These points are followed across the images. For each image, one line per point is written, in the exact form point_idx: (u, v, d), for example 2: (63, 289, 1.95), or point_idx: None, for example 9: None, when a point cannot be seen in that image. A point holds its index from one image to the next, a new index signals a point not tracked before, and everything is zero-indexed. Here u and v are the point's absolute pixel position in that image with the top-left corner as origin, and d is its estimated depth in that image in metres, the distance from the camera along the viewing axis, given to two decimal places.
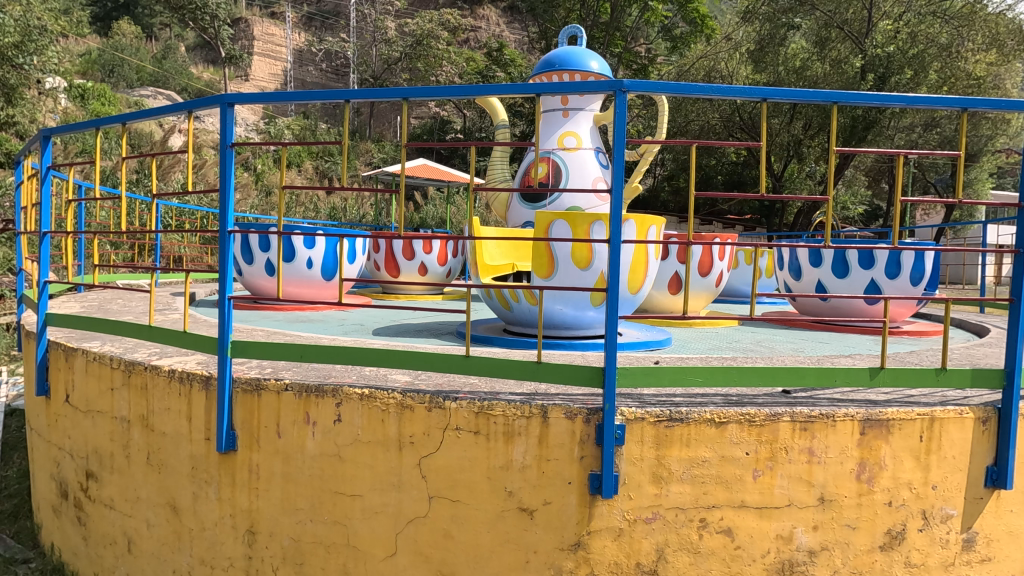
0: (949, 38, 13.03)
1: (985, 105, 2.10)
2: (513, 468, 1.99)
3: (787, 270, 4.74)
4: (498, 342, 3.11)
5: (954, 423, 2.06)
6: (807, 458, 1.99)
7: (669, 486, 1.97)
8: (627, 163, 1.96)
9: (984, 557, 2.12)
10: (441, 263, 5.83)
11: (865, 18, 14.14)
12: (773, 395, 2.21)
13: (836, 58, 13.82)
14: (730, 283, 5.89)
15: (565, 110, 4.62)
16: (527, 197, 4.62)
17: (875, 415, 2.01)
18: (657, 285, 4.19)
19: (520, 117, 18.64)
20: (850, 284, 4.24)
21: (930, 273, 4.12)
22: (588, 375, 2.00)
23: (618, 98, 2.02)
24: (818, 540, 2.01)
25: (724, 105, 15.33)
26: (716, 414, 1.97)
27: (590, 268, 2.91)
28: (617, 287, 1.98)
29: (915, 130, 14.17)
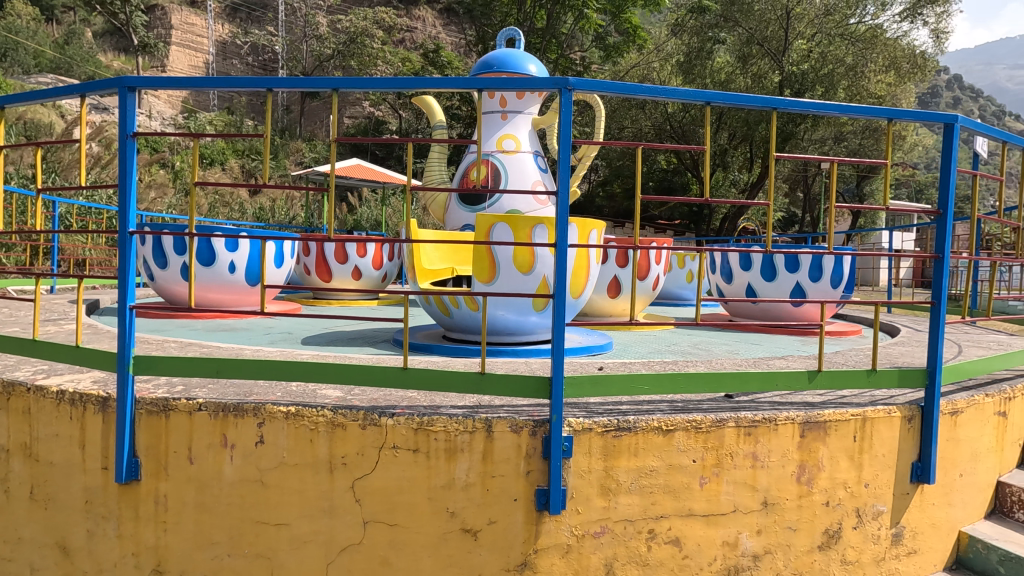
0: (854, 59, 13.93)
1: (905, 117, 2.27)
2: (455, 487, 1.87)
3: (719, 274, 4.87)
4: (437, 350, 2.97)
5: (884, 423, 2.13)
6: (752, 463, 1.99)
7: (617, 498, 1.91)
8: (572, 165, 1.91)
9: (911, 550, 2.22)
10: (376, 267, 5.61)
11: (782, 36, 14.60)
12: (716, 400, 2.21)
13: (757, 73, 14.76)
14: (666, 288, 6.04)
15: (503, 113, 4.53)
16: (466, 199, 4.49)
17: (813, 418, 2.04)
18: (597, 290, 4.19)
19: (457, 120, 18.50)
20: (777, 287, 4.42)
21: (848, 277, 4.34)
22: (536, 385, 1.90)
23: (563, 96, 1.94)
24: (761, 544, 2.01)
25: (656, 113, 15.80)
26: (663, 421, 1.92)
27: (532, 273, 2.82)
28: (563, 293, 1.91)
29: (826, 142, 15.08)
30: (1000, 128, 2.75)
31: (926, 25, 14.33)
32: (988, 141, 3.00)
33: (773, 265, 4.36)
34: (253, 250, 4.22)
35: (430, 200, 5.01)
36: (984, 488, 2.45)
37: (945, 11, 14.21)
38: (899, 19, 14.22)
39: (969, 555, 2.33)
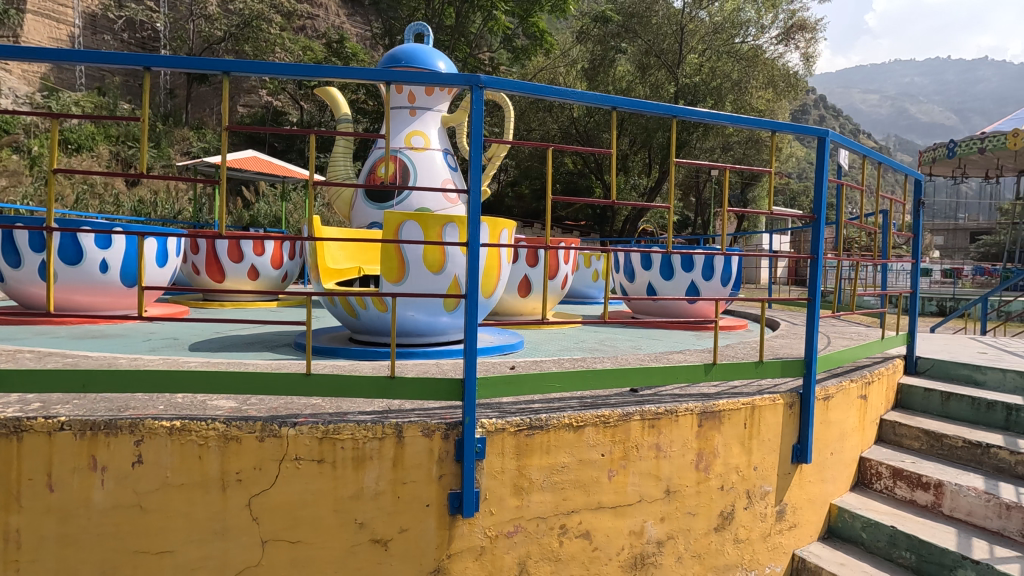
0: (739, 75, 14.96)
1: (787, 130, 2.49)
2: (364, 497, 1.78)
3: (623, 274, 5.11)
4: (343, 353, 2.83)
5: (769, 410, 2.32)
6: (655, 454, 2.09)
7: (529, 496, 1.92)
8: (484, 164, 1.88)
9: (792, 524, 2.45)
10: (276, 266, 5.28)
11: (677, 50, 15.57)
12: (622, 395, 2.30)
13: (655, 83, 15.62)
14: (574, 287, 6.24)
15: (411, 109, 4.42)
16: (373, 196, 4.33)
17: (709, 409, 2.17)
18: (507, 289, 4.21)
19: (363, 115, 17.87)
20: (675, 285, 4.68)
21: (736, 276, 4.67)
22: (448, 388, 1.86)
23: (475, 94, 1.92)
24: (664, 530, 2.12)
25: (563, 117, 16.31)
26: (573, 417, 1.96)
27: (443, 272, 2.77)
28: (476, 293, 1.88)
29: (715, 152, 16.06)
30: (861, 143, 3.10)
31: (798, 49, 15.93)
32: (851, 155, 3.37)
33: (670, 264, 4.63)
34: (129, 247, 3.79)
35: (333, 196, 4.78)
36: (850, 464, 2.76)
37: (812, 38, 15.93)
38: (775, 42, 15.69)
39: (838, 524, 2.60)
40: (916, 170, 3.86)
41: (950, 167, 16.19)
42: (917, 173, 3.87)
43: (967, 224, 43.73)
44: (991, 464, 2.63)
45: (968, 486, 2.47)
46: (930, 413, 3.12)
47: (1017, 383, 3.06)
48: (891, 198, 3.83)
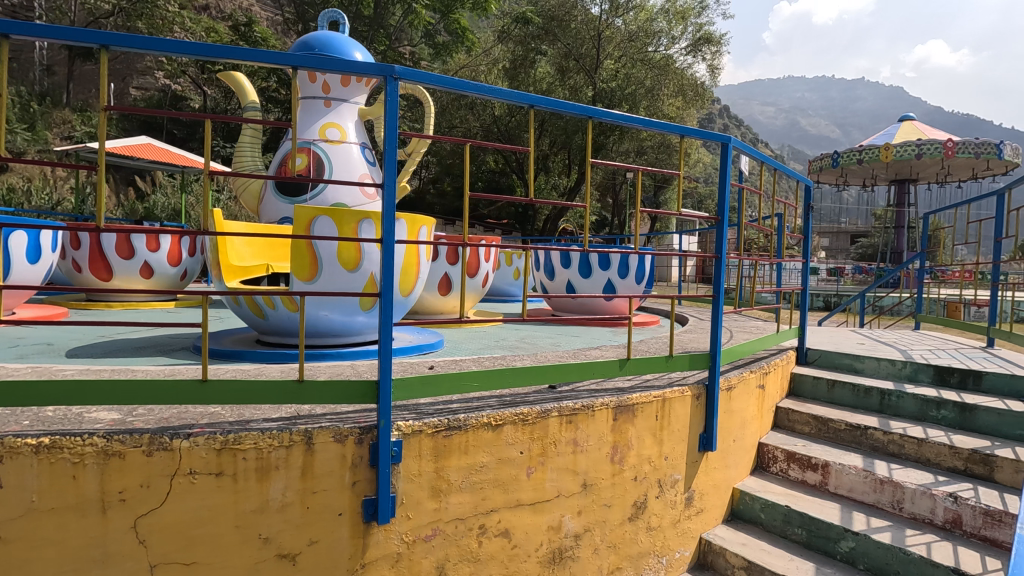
0: (651, 82, 15.65)
1: (694, 135, 2.62)
2: (270, 510, 1.67)
3: (543, 272, 5.20)
4: (248, 356, 2.64)
5: (679, 402, 2.43)
6: (573, 449, 2.12)
7: (448, 498, 1.88)
8: (400, 160, 1.82)
9: (699, 509, 2.59)
10: (173, 263, 4.86)
11: (594, 55, 16.00)
12: (541, 391, 2.32)
13: (573, 87, 16.08)
14: (496, 285, 6.28)
15: (326, 99, 4.18)
16: (284, 190, 4.08)
17: (623, 402, 2.24)
18: (427, 287, 4.13)
19: (274, 104, 16.91)
20: (592, 283, 4.81)
21: (649, 274, 4.86)
22: (362, 390, 1.78)
23: (389, 85, 1.85)
24: (581, 523, 2.17)
25: (485, 115, 16.27)
26: (492, 417, 1.94)
27: (359, 270, 2.65)
28: (392, 291, 1.82)
29: (630, 155, 16.83)
30: (760, 150, 3.32)
31: (705, 60, 16.82)
32: (751, 161, 3.60)
33: (588, 263, 4.75)
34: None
35: (239, 188, 4.47)
36: (750, 449, 2.96)
37: (717, 51, 16.89)
38: (685, 53, 16.50)
39: (740, 507, 2.79)
40: (807, 176, 4.18)
41: (834, 175, 17.83)
42: (808, 180, 4.20)
43: (848, 227, 48.63)
44: (868, 444, 2.92)
45: (850, 465, 2.72)
46: (819, 400, 3.41)
47: (889, 370, 3.43)
48: (786, 202, 4.12)
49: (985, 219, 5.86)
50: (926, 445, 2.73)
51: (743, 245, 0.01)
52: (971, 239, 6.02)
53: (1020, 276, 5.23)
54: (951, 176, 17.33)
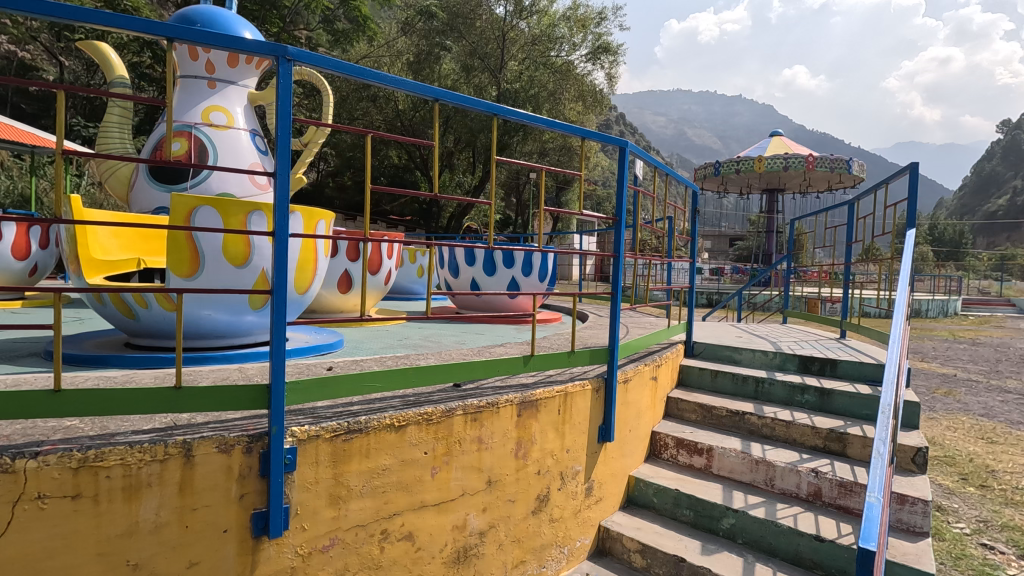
0: (553, 86, 16.08)
1: (594, 138, 2.72)
2: (141, 532, 1.49)
3: (447, 269, 5.17)
4: (115, 361, 2.33)
5: (580, 396, 2.50)
6: (478, 447, 2.12)
7: (348, 505, 1.79)
8: (293, 150, 1.70)
9: (598, 498, 2.70)
10: (19, 257, 4.23)
11: (499, 55, 16.20)
12: (446, 390, 2.28)
13: (478, 85, 16.08)
14: (398, 282, 6.13)
15: (210, 80, 3.75)
16: (160, 176, 3.66)
17: (528, 398, 2.27)
18: (326, 285, 3.94)
19: (148, 81, 15.24)
20: (496, 281, 4.85)
21: (551, 272, 4.98)
22: (251, 395, 1.65)
23: (282, 67, 1.72)
24: (486, 520, 2.17)
25: (388, 108, 15.81)
26: (395, 418, 1.88)
27: (249, 266, 2.45)
28: (284, 289, 1.70)
29: (534, 156, 17.22)
30: (654, 155, 3.50)
31: (603, 69, 17.50)
32: (645, 166, 3.80)
33: (492, 261, 4.78)
34: None
35: (104, 173, 3.96)
36: (644, 439, 3.13)
37: (615, 60, 17.64)
38: (584, 60, 17.12)
39: (635, 493, 2.95)
40: (694, 183, 4.50)
41: (717, 183, 19.40)
42: (695, 186, 4.51)
43: (727, 231, 53.36)
44: (746, 428, 3.20)
45: (730, 448, 2.96)
46: (704, 388, 3.69)
47: (763, 360, 3.78)
48: (676, 206, 4.40)
49: (838, 226, 6.63)
50: (793, 426, 3.05)
51: (905, 345, 0.01)
52: (828, 244, 6.74)
53: (865, 276, 5.98)
54: (812, 187, 19.50)
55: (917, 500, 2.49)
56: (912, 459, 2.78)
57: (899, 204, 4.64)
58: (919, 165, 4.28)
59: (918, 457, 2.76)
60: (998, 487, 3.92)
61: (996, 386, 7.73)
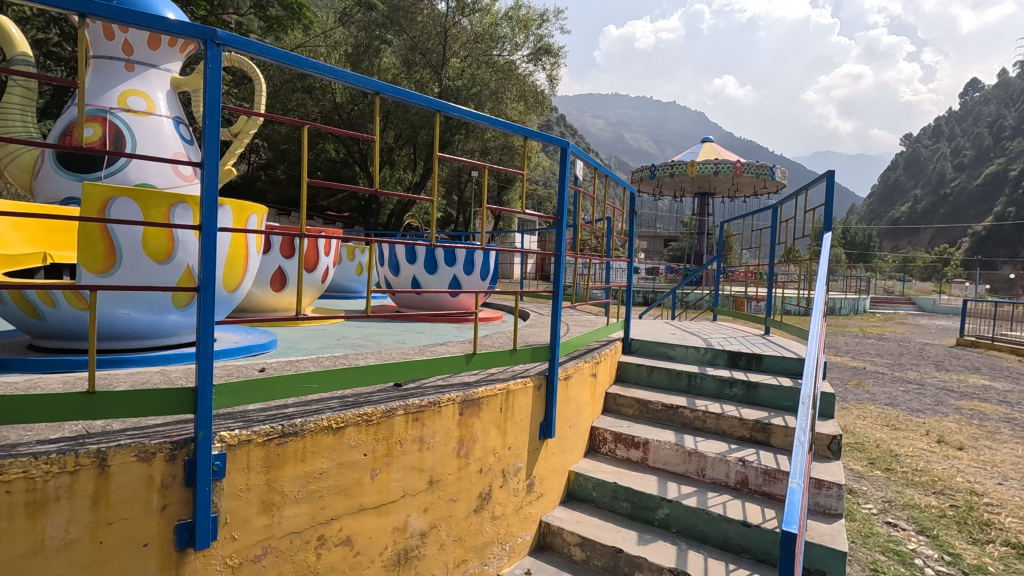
0: (495, 85, 16.11)
1: (536, 138, 2.74)
2: (47, 551, 1.36)
3: (387, 267, 5.08)
4: (17, 366, 2.12)
5: (522, 393, 2.52)
6: (419, 447, 2.09)
7: (282, 512, 1.72)
8: (222, 141, 1.62)
9: (539, 494, 2.73)
10: None
11: (440, 52, 16.04)
12: (386, 390, 2.24)
13: (419, 81, 15.86)
14: (336, 281, 5.97)
15: (127, 62, 3.43)
16: (70, 164, 3.34)
17: (470, 396, 2.26)
18: (257, 282, 3.75)
19: (56, 60, 13.98)
20: (438, 279, 4.80)
21: (493, 270, 4.99)
22: (176, 399, 1.55)
23: (210, 51, 1.62)
24: (427, 521, 2.15)
25: (325, 100, 15.31)
26: (333, 419, 1.82)
27: (172, 261, 2.30)
28: (212, 287, 1.60)
29: (475, 153, 17.19)
30: (595, 156, 3.57)
31: (545, 70, 17.71)
32: (586, 168, 3.88)
33: (433, 259, 4.73)
34: None
35: (2, 158, 3.60)
36: (583, 434, 3.19)
37: (556, 62, 17.89)
38: (526, 60, 17.24)
39: (575, 488, 3.01)
40: (632, 185, 4.64)
41: (652, 186, 20.08)
42: (632, 188, 4.65)
43: (662, 232, 55.36)
44: (679, 421, 3.34)
45: (665, 441, 3.08)
46: (640, 383, 3.81)
47: (695, 355, 3.96)
48: (614, 207, 4.52)
49: (763, 229, 7.04)
50: (722, 418, 3.20)
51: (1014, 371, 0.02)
52: (754, 245, 7.14)
53: (787, 276, 6.38)
54: (739, 192, 20.57)
55: (832, 484, 2.68)
56: (827, 446, 3.00)
57: (818, 208, 4.98)
58: (835, 173, 4.60)
59: (833, 444, 2.98)
60: (901, 469, 4.28)
61: (898, 378, 8.45)
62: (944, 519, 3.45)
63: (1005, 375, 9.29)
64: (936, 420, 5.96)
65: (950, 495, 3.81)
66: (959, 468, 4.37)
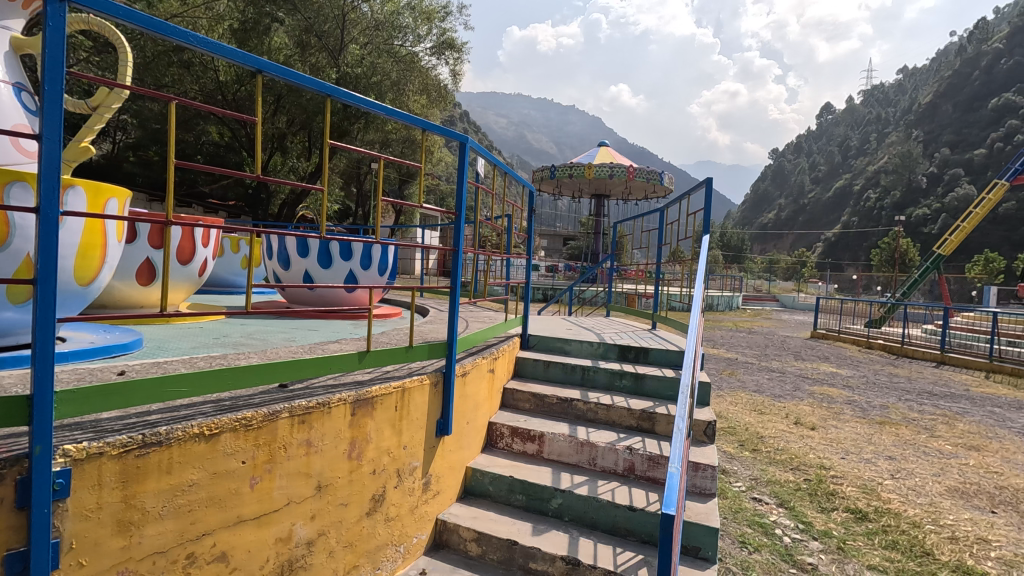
0: (397, 76, 15.74)
1: (436, 132, 2.67)
2: None
3: (277, 260, 4.76)
4: None
5: (418, 391, 2.47)
6: (306, 450, 1.97)
7: (142, 531, 1.54)
8: (65, 114, 1.41)
9: (435, 492, 2.70)
10: None
11: (338, 36, 15.25)
12: (270, 391, 2.09)
13: (316, 65, 15.06)
14: (216, 275, 5.50)
15: None
16: None
17: (363, 396, 2.17)
18: (119, 275, 3.34)
19: None
20: (332, 274, 4.56)
21: (392, 266, 4.87)
22: (4, 410, 1.33)
23: (52, 7, 1.39)
24: (315, 528, 2.04)
25: (206, 78, 14.02)
26: (206, 425, 1.66)
27: (6, 249, 1.98)
28: (52, 280, 1.38)
29: (375, 145, 16.70)
30: (496, 154, 3.58)
31: (448, 64, 17.61)
32: (487, 165, 3.87)
33: (328, 252, 4.48)
34: None
35: None
36: (481, 430, 3.20)
37: (459, 57, 17.83)
38: (429, 53, 17.03)
39: (472, 483, 3.01)
40: (531, 184, 4.72)
41: (552, 186, 20.69)
42: (532, 187, 4.74)
43: (560, 231, 57.18)
44: (573, 413, 3.46)
45: (559, 434, 3.17)
46: (537, 378, 3.90)
47: (589, 350, 4.12)
48: (515, 205, 4.57)
49: (651, 231, 7.51)
50: (613, 409, 3.36)
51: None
52: (643, 246, 7.56)
53: (672, 275, 6.86)
54: (632, 195, 21.79)
55: (707, 467, 2.91)
56: (704, 431, 3.25)
57: (698, 212, 5.40)
58: (713, 180, 5.00)
59: (709, 429, 3.24)
60: (765, 449, 4.77)
61: (764, 367, 9.41)
62: (799, 491, 3.89)
63: (847, 363, 10.68)
64: (793, 404, 6.72)
65: (804, 470, 4.30)
66: (811, 446, 4.96)
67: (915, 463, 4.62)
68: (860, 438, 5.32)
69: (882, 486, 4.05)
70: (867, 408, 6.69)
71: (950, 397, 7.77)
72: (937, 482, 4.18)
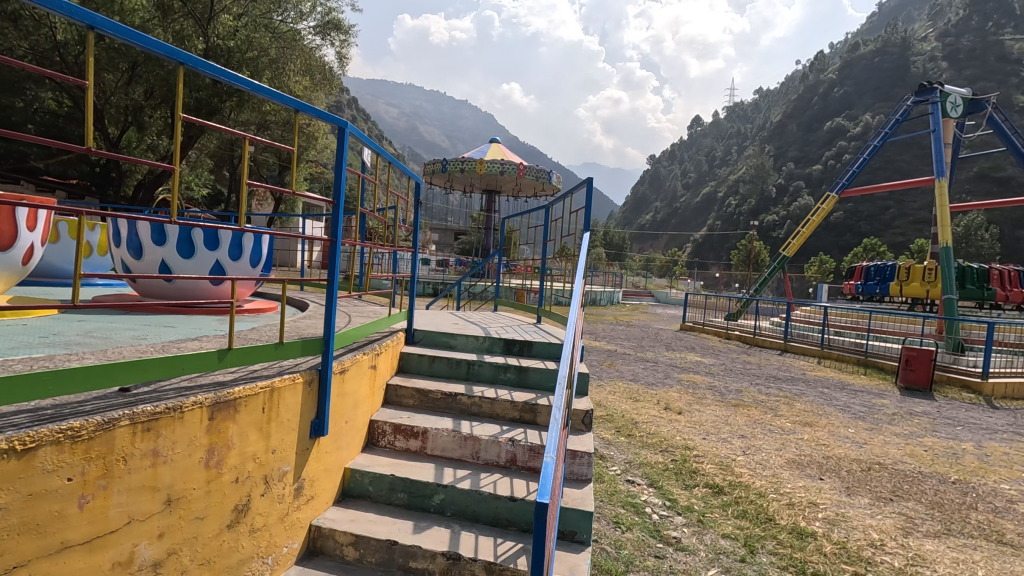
0: (277, 53, 14.63)
1: (312, 113, 2.48)
2: None
3: (125, 248, 4.19)
4: None
5: (289, 391, 2.31)
6: (152, 462, 1.75)
7: None
8: None
9: (309, 496, 2.55)
10: None
11: (207, 3, 13.80)
12: (107, 397, 1.84)
13: (179, 33, 13.34)
14: (47, 262, 4.76)
15: None
16: None
17: (223, 398, 1.98)
18: None
19: None
20: (195, 265, 4.13)
21: (265, 258, 4.57)
22: None
23: None
24: (163, 548, 1.83)
25: (37, 36, 11.90)
26: (18, 439, 1.41)
27: None
28: None
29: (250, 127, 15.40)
30: (380, 142, 3.43)
31: (333, 46, 16.75)
32: (371, 153, 3.69)
33: (190, 240, 4.05)
34: None
35: None
36: (361, 429, 3.08)
37: (346, 40, 17.03)
38: (313, 32, 16.08)
39: (351, 485, 2.89)
40: (418, 176, 4.61)
41: (443, 180, 20.51)
42: (419, 179, 4.64)
43: (452, 225, 57.02)
44: (457, 407, 3.44)
45: (443, 429, 3.15)
46: (422, 373, 3.84)
47: (474, 344, 4.14)
48: (400, 197, 4.43)
49: (538, 227, 7.70)
50: (496, 402, 3.40)
51: None
52: (530, 241, 7.73)
53: (557, 270, 7.10)
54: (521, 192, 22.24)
55: (584, 453, 3.05)
56: (582, 420, 3.40)
57: (580, 211, 5.62)
58: (593, 180, 5.23)
59: (586, 418, 3.39)
60: (638, 434, 5.11)
61: (640, 357, 10.07)
62: (667, 471, 4.22)
63: (709, 352, 11.79)
64: (664, 391, 7.27)
65: (671, 451, 4.67)
66: (677, 428, 5.41)
67: (762, 440, 5.22)
68: (718, 419, 5.89)
69: (735, 461, 4.52)
70: (725, 393, 7.43)
71: (791, 380, 8.91)
72: (778, 456, 4.76)
